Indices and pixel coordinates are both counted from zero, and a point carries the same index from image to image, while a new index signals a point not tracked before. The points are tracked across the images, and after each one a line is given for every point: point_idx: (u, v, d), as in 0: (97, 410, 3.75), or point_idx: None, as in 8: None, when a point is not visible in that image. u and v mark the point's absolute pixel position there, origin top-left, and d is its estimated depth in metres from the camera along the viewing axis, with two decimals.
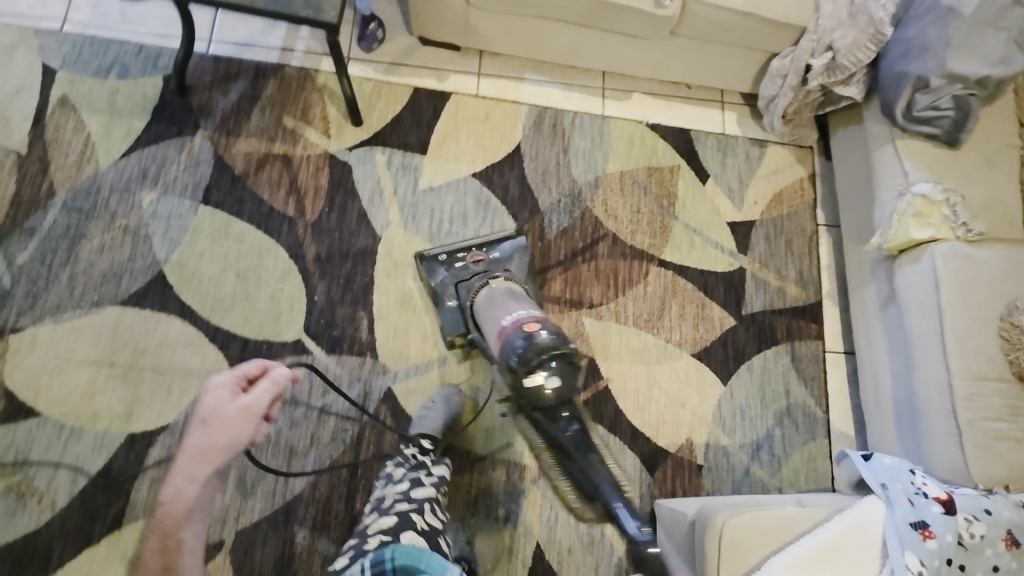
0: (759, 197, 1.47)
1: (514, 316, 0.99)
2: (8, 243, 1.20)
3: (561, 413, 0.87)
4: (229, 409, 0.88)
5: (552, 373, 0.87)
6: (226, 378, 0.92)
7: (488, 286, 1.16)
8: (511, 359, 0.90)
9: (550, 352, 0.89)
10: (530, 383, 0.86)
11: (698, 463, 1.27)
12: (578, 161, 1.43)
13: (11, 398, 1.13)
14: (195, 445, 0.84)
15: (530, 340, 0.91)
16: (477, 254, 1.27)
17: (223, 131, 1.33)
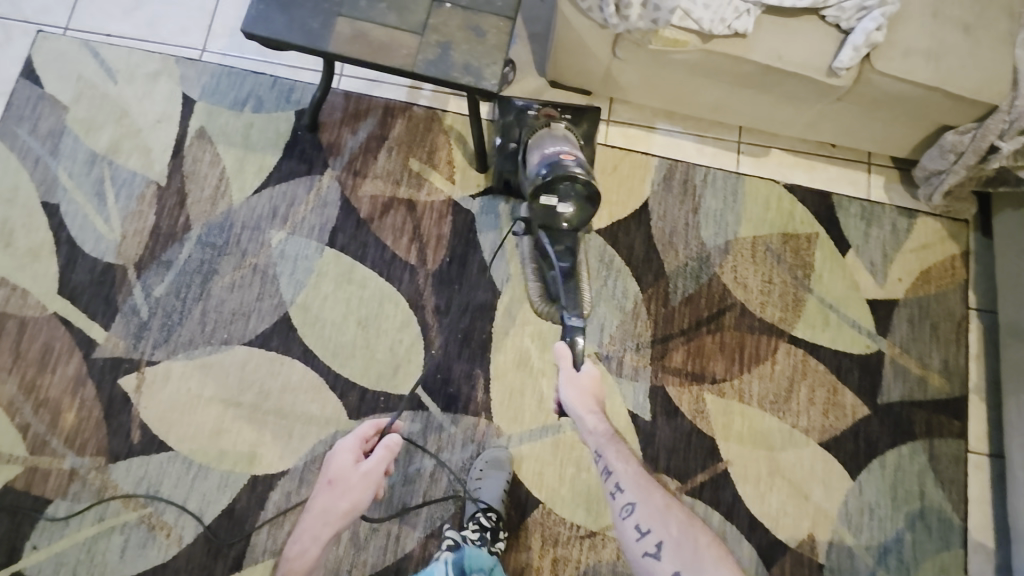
0: (904, 274, 1.34)
1: (557, 147, 1.09)
2: (146, 275, 1.23)
3: (562, 244, 1.11)
4: (353, 473, 1.01)
5: (567, 202, 1.05)
6: (352, 440, 1.06)
7: (547, 128, 1.17)
8: (537, 177, 1.06)
9: (572, 180, 1.04)
10: (544, 202, 1.05)
11: (820, 562, 1.19)
12: (709, 222, 1.35)
13: (145, 431, 1.16)
14: (321, 507, 0.99)
15: (564, 167, 1.04)
16: (547, 110, 1.22)
17: (350, 171, 1.32)
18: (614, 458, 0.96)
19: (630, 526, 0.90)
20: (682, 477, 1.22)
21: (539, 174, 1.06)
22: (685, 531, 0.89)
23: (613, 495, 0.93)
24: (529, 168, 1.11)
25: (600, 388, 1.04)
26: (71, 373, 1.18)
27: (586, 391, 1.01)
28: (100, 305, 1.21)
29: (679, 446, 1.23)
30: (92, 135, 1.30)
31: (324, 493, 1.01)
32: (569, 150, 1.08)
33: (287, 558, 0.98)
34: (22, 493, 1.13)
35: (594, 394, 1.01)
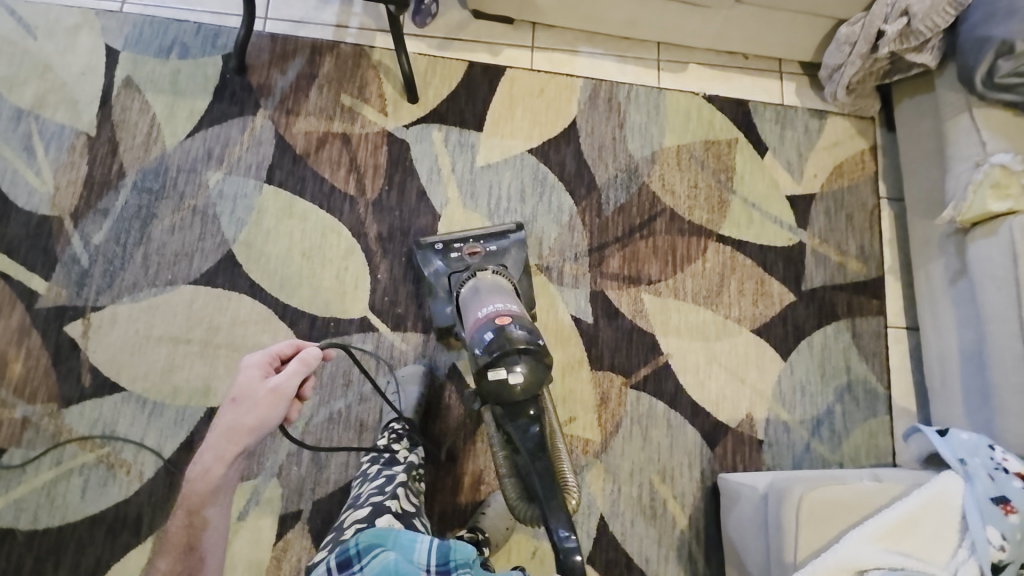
0: (819, 171, 1.43)
1: (488, 307, 0.95)
2: (84, 224, 1.24)
3: (524, 413, 0.85)
4: (260, 389, 0.85)
5: (518, 368, 0.85)
6: (260, 357, 0.89)
7: (474, 279, 1.09)
8: (476, 350, 0.89)
9: (517, 349, 0.87)
10: (491, 378, 0.85)
11: (759, 439, 1.28)
12: (635, 135, 1.41)
13: (96, 374, 1.17)
14: (225, 424, 0.83)
15: (501, 332, 0.88)
16: (471, 246, 1.20)
17: (282, 111, 1.34)
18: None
19: None
20: (626, 372, 1.28)
21: (480, 345, 0.88)
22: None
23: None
24: (464, 338, 0.96)
25: None
26: (16, 323, 1.18)
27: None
28: (38, 255, 1.21)
29: (621, 344, 1.29)
30: (15, 92, 1.29)
31: (227, 414, 0.84)
32: (507, 311, 0.94)
33: (187, 480, 0.83)
34: None
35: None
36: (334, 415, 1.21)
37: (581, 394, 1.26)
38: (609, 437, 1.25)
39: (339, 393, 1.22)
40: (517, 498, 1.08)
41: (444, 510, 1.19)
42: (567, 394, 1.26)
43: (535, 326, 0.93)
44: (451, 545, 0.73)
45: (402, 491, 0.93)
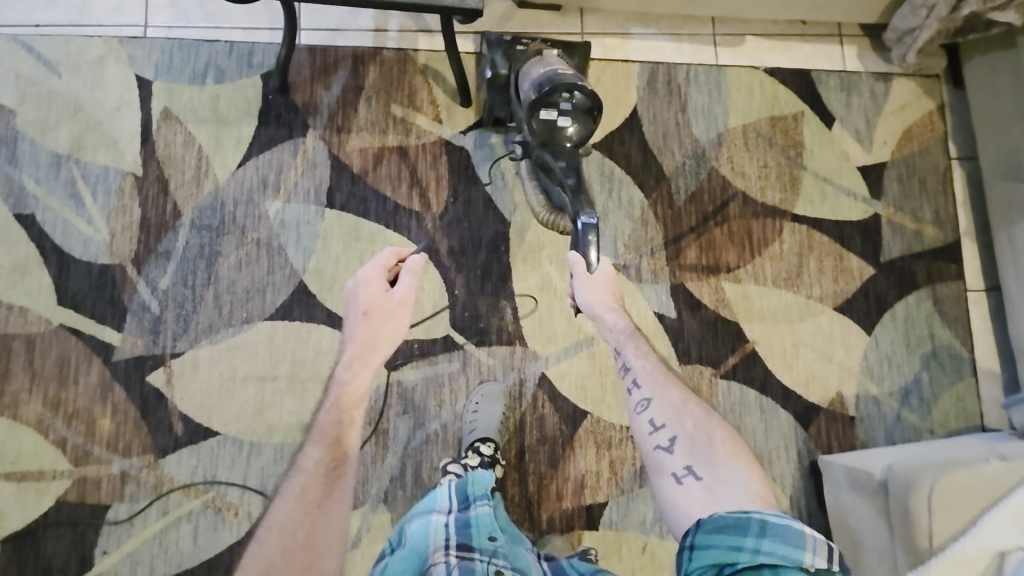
0: (888, 137, 1.39)
1: (550, 66, 1.08)
2: (148, 269, 1.19)
3: (564, 157, 1.06)
4: (388, 302, 0.99)
5: (570, 119, 1.06)
6: (375, 270, 1.00)
7: (539, 56, 1.15)
8: (539, 89, 1.04)
9: (572, 91, 1.04)
10: (543, 116, 1.05)
11: (851, 414, 1.29)
12: (698, 118, 1.36)
13: (188, 423, 1.15)
14: (367, 335, 0.97)
15: (562, 77, 1.05)
16: (538, 45, 1.18)
17: (333, 128, 1.27)
18: (643, 374, 0.97)
19: (643, 419, 0.92)
20: (715, 363, 1.27)
21: (537, 88, 1.05)
22: (701, 429, 0.90)
23: (628, 391, 0.95)
24: (522, 91, 1.11)
25: (616, 286, 1.04)
26: (96, 380, 1.15)
27: (598, 287, 1.02)
28: (106, 307, 1.17)
29: (707, 335, 1.28)
30: (49, 136, 1.21)
31: (360, 326, 0.98)
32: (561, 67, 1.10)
33: (339, 382, 0.96)
34: (78, 504, 1.12)
35: (611, 290, 1.03)
36: (431, 437, 1.20)
37: None
38: None
39: (433, 414, 1.20)
40: (547, 202, 1.13)
41: (552, 516, 1.20)
42: None
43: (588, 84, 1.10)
44: (467, 482, 0.99)
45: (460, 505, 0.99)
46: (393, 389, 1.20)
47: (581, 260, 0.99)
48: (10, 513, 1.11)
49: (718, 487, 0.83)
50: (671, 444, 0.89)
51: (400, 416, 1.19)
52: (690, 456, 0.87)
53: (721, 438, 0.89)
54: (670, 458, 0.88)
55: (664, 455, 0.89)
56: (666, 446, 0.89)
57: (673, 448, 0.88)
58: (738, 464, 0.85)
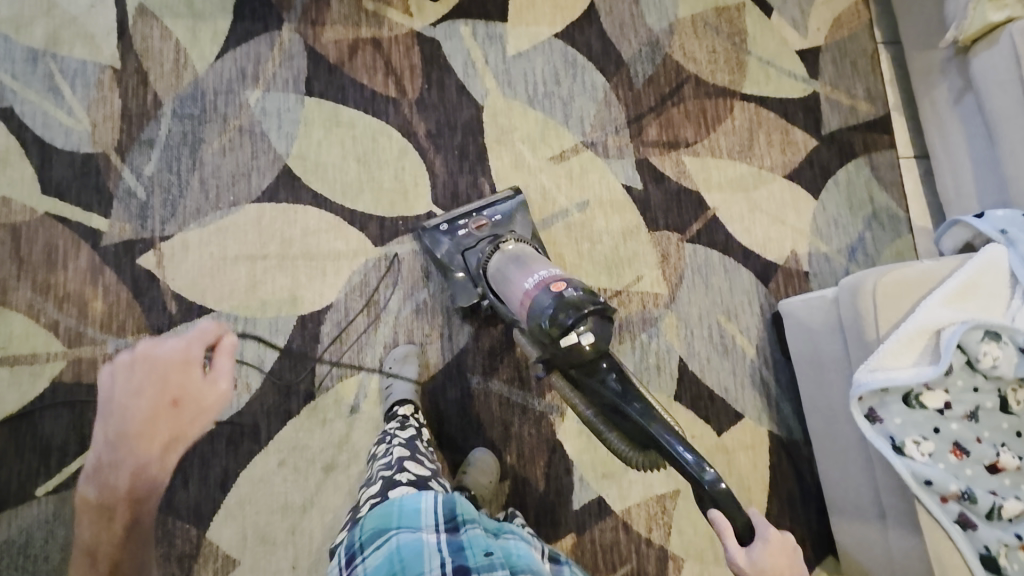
0: (822, 24, 1.53)
1: (537, 278, 0.99)
2: (132, 157, 1.21)
3: (597, 366, 0.90)
4: (187, 384, 0.94)
5: (586, 330, 0.88)
6: (181, 346, 0.94)
7: (499, 252, 1.14)
8: (544, 321, 0.91)
9: (580, 307, 0.90)
10: (564, 344, 0.88)
11: (805, 270, 1.40)
12: (651, 10, 1.46)
13: (181, 300, 1.18)
14: (123, 396, 0.95)
15: (563, 299, 0.92)
16: (478, 220, 1.22)
17: (307, 22, 1.32)
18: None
19: None
20: (681, 229, 1.37)
21: (545, 319, 0.91)
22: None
23: None
24: (519, 315, 1.01)
25: (789, 552, 0.79)
26: (86, 263, 1.16)
27: (770, 568, 0.77)
28: (92, 194, 1.19)
29: (671, 205, 1.38)
30: (24, 32, 1.23)
31: (166, 417, 0.94)
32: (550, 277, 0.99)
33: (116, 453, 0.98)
34: (74, 384, 1.12)
35: (781, 567, 0.77)
36: (421, 307, 1.25)
37: (643, 255, 1.34)
38: (675, 289, 1.34)
39: (421, 286, 1.26)
40: (634, 449, 0.89)
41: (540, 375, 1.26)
42: (631, 257, 1.34)
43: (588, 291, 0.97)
44: (454, 501, 0.80)
45: (409, 463, 0.93)
46: (382, 264, 1.25)
47: (730, 526, 0.79)
48: (5, 397, 1.10)
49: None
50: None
51: (389, 288, 1.25)
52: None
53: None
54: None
55: None
56: None
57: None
58: None
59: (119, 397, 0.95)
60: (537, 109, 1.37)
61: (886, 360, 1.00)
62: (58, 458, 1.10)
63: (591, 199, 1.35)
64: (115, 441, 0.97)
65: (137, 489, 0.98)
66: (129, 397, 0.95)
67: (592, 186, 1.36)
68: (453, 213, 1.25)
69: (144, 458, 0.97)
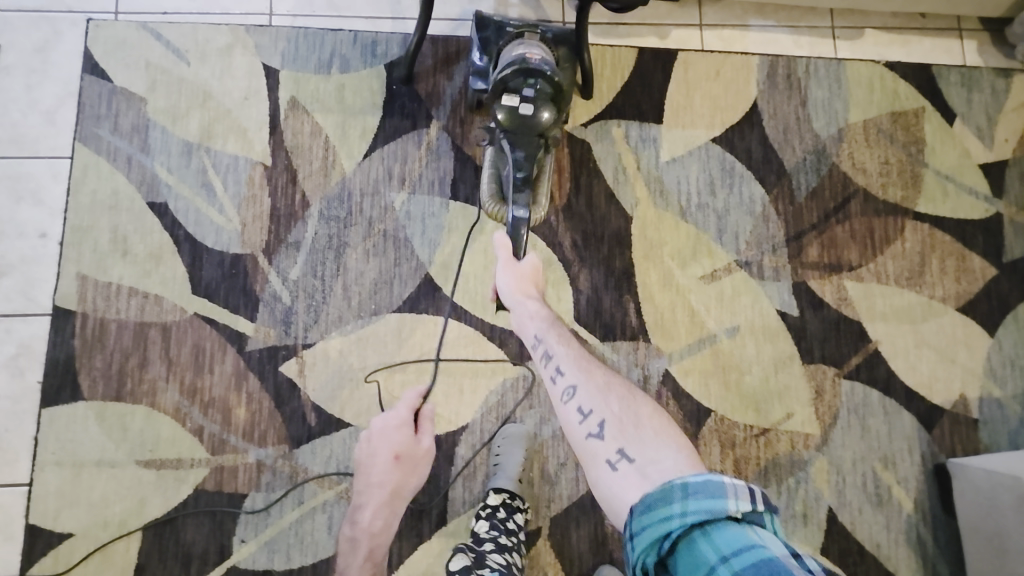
0: (1010, 134, 1.37)
1: (522, 49, 1.08)
2: (278, 260, 1.19)
3: (522, 149, 1.05)
4: (414, 447, 1.13)
5: (531, 104, 1.03)
6: (403, 412, 1.14)
7: (517, 40, 1.12)
8: (501, 73, 1.05)
9: (536, 80, 1.04)
10: (505, 103, 1.03)
11: (974, 417, 1.27)
12: (819, 113, 1.34)
13: (321, 413, 1.16)
14: (363, 457, 1.12)
15: (528, 66, 1.04)
16: (528, 31, 1.16)
17: (456, 120, 1.27)
18: (555, 342, 0.94)
19: (572, 409, 0.85)
20: (838, 363, 1.26)
21: (503, 71, 1.05)
22: (627, 407, 0.84)
23: (552, 377, 0.90)
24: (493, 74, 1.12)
25: (541, 277, 1.07)
26: (230, 368, 1.15)
27: (523, 277, 1.04)
28: (239, 297, 1.18)
29: (829, 335, 1.26)
30: (179, 124, 1.22)
31: (394, 471, 1.11)
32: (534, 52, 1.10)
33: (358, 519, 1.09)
34: (216, 493, 1.12)
35: (534, 280, 1.05)
36: (557, 432, 1.19)
37: (796, 388, 1.24)
38: (828, 429, 1.23)
39: None
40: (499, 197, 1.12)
41: None
42: (783, 390, 1.24)
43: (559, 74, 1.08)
44: None
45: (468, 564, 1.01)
46: (520, 384, 1.20)
47: (510, 242, 1.06)
48: (150, 501, 1.11)
49: (652, 466, 0.74)
50: (600, 428, 0.81)
51: (526, 410, 1.19)
52: (596, 408, 0.84)
53: (647, 415, 0.83)
54: (601, 445, 0.79)
55: (596, 444, 0.80)
56: (597, 433, 0.81)
57: (603, 432, 0.80)
58: (666, 441, 0.78)
59: (371, 446, 1.13)
60: (690, 222, 1.28)
61: None
62: (198, 566, 1.10)
63: (742, 322, 1.25)
64: (358, 495, 1.11)
65: (375, 526, 1.09)
66: (368, 460, 1.12)
67: (744, 309, 1.26)
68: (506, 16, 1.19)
69: (378, 499, 1.09)
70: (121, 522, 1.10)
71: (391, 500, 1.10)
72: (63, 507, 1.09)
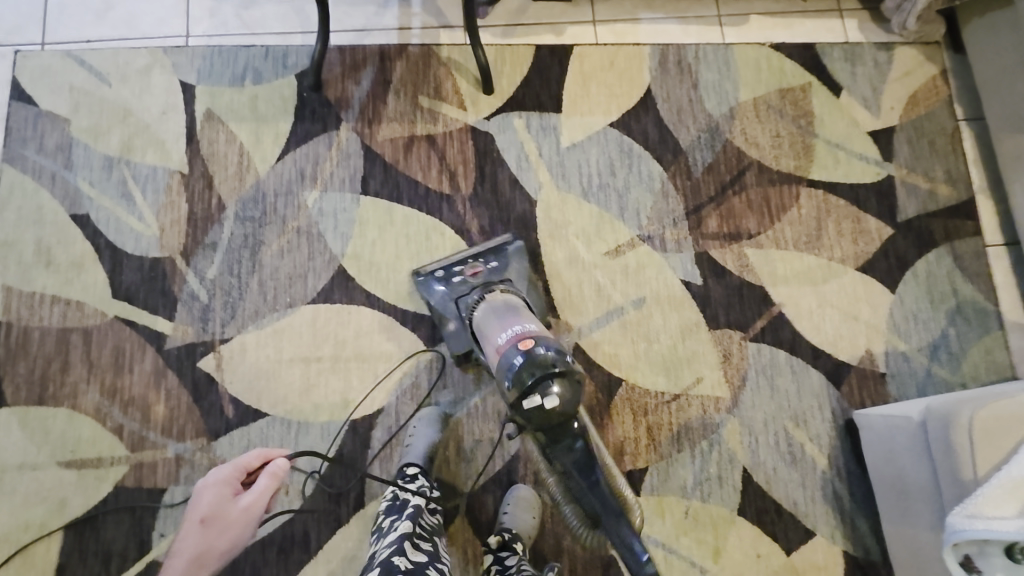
0: (895, 102, 1.45)
1: (507, 331, 1.01)
2: (195, 260, 1.25)
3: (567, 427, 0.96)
4: (231, 510, 1.04)
5: (551, 392, 0.92)
6: (228, 473, 1.06)
7: (485, 301, 1.12)
8: (506, 380, 0.95)
9: (548, 370, 0.94)
10: (528, 405, 0.92)
11: (881, 371, 1.30)
12: (710, 95, 1.42)
13: (238, 404, 1.19)
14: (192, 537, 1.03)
15: (535, 360, 0.94)
16: (472, 267, 1.22)
17: (364, 121, 1.35)
18: None
19: None
20: (744, 327, 1.30)
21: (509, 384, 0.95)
22: None
23: None
24: (491, 364, 1.03)
25: None
26: (150, 367, 1.19)
27: None
28: (158, 297, 1.22)
29: (733, 301, 1.31)
30: (101, 141, 1.29)
31: (201, 535, 1.03)
32: (528, 326, 1.02)
33: None
34: (135, 489, 1.14)
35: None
36: (472, 410, 1.22)
37: (704, 354, 1.28)
38: (738, 392, 1.26)
39: (472, 388, 1.23)
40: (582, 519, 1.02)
41: None
42: (692, 356, 1.28)
43: (562, 346, 1.00)
44: None
45: (409, 543, 0.94)
46: (434, 365, 1.24)
47: None
48: (71, 501, 1.13)
49: None
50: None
51: (441, 391, 1.23)
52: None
53: None
54: None
55: None
56: None
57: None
58: None
59: (189, 508, 1.07)
60: (592, 202, 1.34)
61: (987, 507, 0.86)
62: (118, 563, 1.11)
63: (648, 294, 1.30)
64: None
65: None
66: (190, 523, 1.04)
67: (649, 282, 1.31)
68: (445, 261, 1.24)
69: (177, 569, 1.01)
70: (42, 524, 1.11)
71: (188, 567, 1.01)
72: None
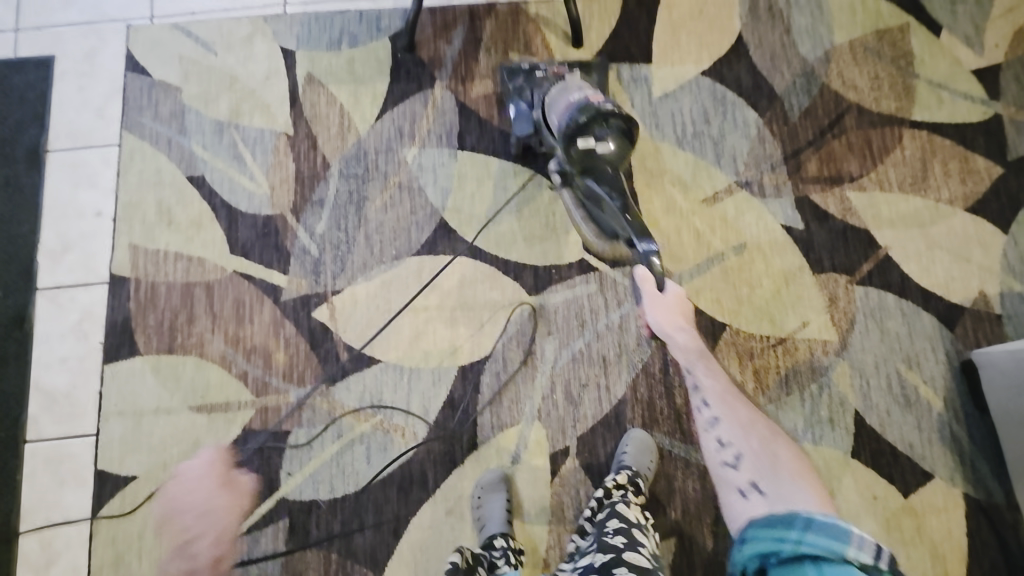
0: (1000, 40, 1.39)
1: (580, 92, 1.08)
2: (305, 216, 1.29)
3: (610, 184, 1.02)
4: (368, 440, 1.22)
5: (607, 138, 1.01)
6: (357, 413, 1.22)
7: (559, 84, 1.16)
8: (565, 120, 1.03)
9: (605, 118, 1.02)
10: (580, 145, 1.01)
11: (998, 314, 1.25)
12: (803, 39, 1.39)
13: (352, 352, 1.23)
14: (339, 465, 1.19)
15: (597, 108, 1.03)
16: (557, 69, 1.24)
17: (458, 79, 1.37)
18: (711, 392, 1.08)
19: (712, 437, 1.02)
20: (850, 271, 1.27)
21: (568, 120, 1.03)
22: (765, 449, 0.97)
23: (699, 407, 1.07)
24: (552, 119, 1.10)
25: (687, 310, 1.19)
26: (268, 318, 1.24)
27: (670, 308, 1.18)
28: (272, 252, 1.27)
29: (838, 244, 1.28)
30: (211, 106, 1.35)
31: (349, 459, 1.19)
32: (593, 94, 1.09)
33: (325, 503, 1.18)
34: (262, 431, 1.19)
35: (680, 310, 1.18)
36: (577, 355, 1.23)
37: (810, 298, 1.26)
38: (847, 335, 1.24)
39: (577, 333, 1.24)
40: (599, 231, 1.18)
41: None
42: (797, 300, 1.26)
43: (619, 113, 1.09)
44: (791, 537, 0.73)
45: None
46: (537, 313, 1.25)
47: (649, 277, 1.20)
48: (204, 442, 1.19)
49: (780, 500, 0.85)
50: (736, 459, 0.96)
51: (546, 337, 1.24)
52: (753, 472, 0.93)
53: (784, 456, 0.97)
54: (736, 474, 0.94)
55: (731, 472, 0.95)
56: (731, 461, 0.97)
57: (739, 463, 0.95)
58: (803, 486, 0.88)
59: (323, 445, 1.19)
60: (687, 150, 1.33)
61: None
62: (250, 500, 1.16)
63: (749, 239, 1.29)
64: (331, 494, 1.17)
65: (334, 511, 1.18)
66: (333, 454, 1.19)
67: (749, 227, 1.29)
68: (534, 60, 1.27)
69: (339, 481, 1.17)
70: (178, 463, 1.18)
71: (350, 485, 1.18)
72: (125, 453, 1.18)
